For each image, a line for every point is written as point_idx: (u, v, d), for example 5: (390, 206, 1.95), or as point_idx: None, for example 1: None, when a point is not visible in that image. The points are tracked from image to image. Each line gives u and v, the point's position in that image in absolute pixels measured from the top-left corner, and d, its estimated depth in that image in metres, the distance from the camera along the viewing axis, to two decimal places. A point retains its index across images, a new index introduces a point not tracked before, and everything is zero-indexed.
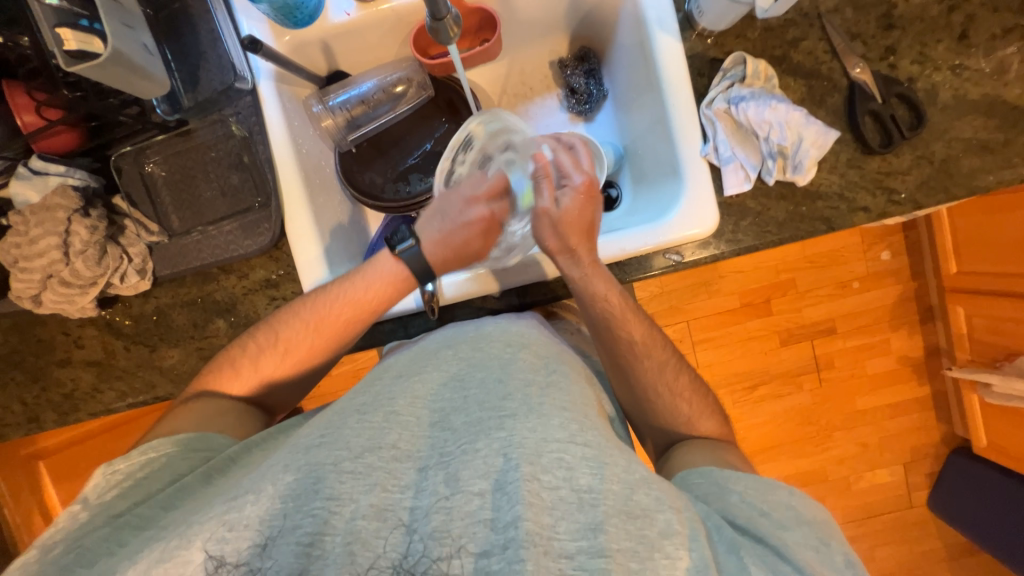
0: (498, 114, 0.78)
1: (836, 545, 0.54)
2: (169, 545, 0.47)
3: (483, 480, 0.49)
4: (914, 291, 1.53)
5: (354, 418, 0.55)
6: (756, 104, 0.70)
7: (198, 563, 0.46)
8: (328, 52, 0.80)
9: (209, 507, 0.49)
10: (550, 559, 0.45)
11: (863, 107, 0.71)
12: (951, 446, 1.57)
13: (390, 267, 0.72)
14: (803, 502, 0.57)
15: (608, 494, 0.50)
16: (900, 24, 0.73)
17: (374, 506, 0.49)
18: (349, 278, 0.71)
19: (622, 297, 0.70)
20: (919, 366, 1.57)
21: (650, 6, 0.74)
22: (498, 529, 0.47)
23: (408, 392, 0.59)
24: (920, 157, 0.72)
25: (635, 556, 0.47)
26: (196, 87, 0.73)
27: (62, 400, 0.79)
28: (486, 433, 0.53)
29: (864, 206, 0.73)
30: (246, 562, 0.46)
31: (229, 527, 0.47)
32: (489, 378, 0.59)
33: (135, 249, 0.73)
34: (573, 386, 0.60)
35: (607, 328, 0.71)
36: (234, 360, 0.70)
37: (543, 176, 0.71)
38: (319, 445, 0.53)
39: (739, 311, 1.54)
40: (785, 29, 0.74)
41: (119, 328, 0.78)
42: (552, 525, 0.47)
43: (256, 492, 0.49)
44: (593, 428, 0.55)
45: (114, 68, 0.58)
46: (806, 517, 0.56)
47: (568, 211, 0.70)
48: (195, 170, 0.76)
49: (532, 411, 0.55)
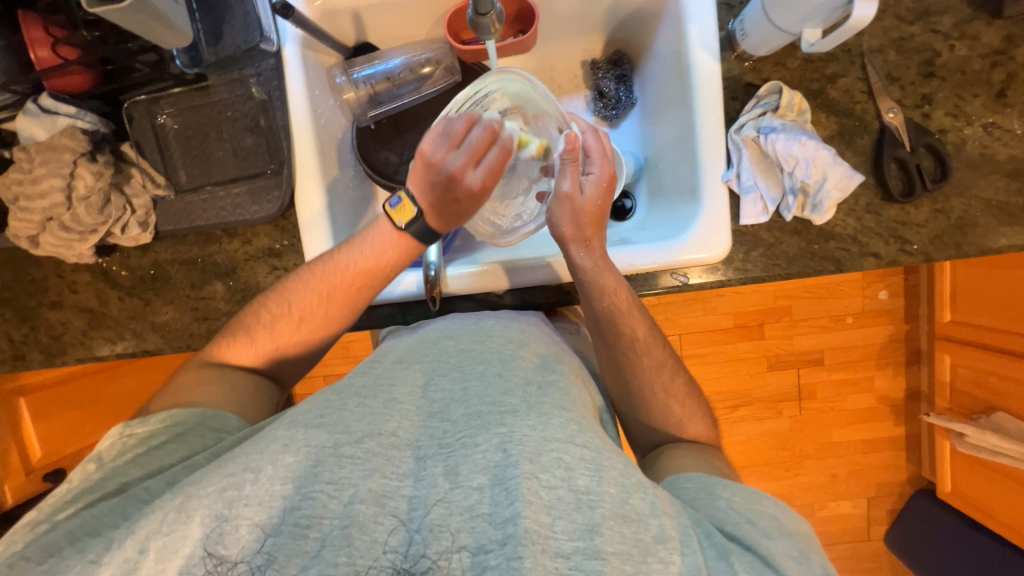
0: (521, 74, 0.72)
1: (816, 557, 0.55)
2: (166, 518, 0.47)
3: (482, 474, 0.50)
4: (904, 334, 1.55)
5: (355, 401, 0.56)
6: (786, 137, 0.70)
7: (196, 539, 0.46)
8: (358, 23, 0.78)
9: (205, 480, 0.49)
10: (546, 558, 0.46)
11: (891, 153, 0.71)
12: (915, 487, 1.61)
13: (389, 232, 0.70)
14: (787, 514, 0.58)
15: (605, 496, 0.50)
16: (940, 73, 0.72)
17: (374, 492, 0.50)
18: (355, 244, 0.69)
19: (623, 292, 0.69)
20: (898, 407, 1.59)
21: (693, 21, 0.72)
22: (496, 524, 0.47)
23: (408, 380, 0.59)
24: (938, 211, 0.72)
25: (629, 559, 0.47)
26: (219, 42, 0.70)
27: (50, 342, 0.78)
28: (486, 428, 0.53)
29: (875, 251, 0.73)
30: (248, 540, 0.47)
31: (229, 505, 0.47)
32: (489, 371, 0.59)
33: (139, 201, 0.72)
34: (572, 386, 0.60)
35: (610, 324, 0.70)
36: (249, 328, 0.69)
37: (568, 158, 0.69)
38: (319, 425, 0.53)
39: (731, 331, 1.55)
40: (825, 62, 0.73)
41: (115, 278, 0.77)
42: (549, 524, 0.48)
43: (255, 471, 0.49)
44: (590, 430, 0.55)
45: (137, 14, 0.56)
46: (788, 527, 0.56)
47: (588, 199, 0.69)
48: (208, 128, 0.74)
49: (533, 408, 0.55)
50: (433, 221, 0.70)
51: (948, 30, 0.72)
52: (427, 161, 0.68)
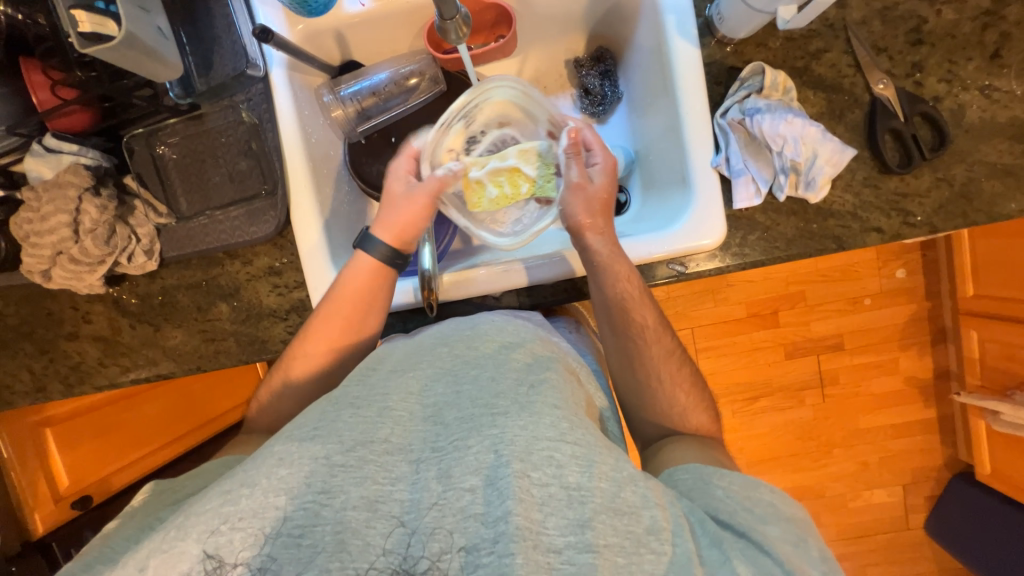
0: (524, 85, 0.73)
1: (813, 541, 0.53)
2: (166, 537, 0.48)
3: (474, 476, 0.51)
4: (926, 312, 1.50)
5: (348, 411, 0.55)
6: (772, 116, 0.68)
7: (195, 557, 0.46)
8: (341, 42, 0.80)
9: (206, 498, 0.50)
10: (538, 553, 0.47)
11: (884, 125, 0.69)
12: (952, 471, 1.55)
13: (359, 271, 0.70)
14: (784, 499, 0.56)
15: (596, 491, 0.50)
16: (930, 39, 0.70)
17: (366, 498, 0.50)
18: (329, 291, 0.71)
19: (634, 280, 0.68)
20: (926, 388, 1.54)
21: (670, 11, 0.72)
22: (488, 523, 0.48)
23: (403, 388, 0.59)
24: (940, 180, 0.70)
25: (622, 551, 0.48)
26: (210, 71, 0.73)
27: (69, 371, 0.81)
28: (477, 429, 0.53)
29: (877, 226, 0.71)
30: (246, 558, 0.47)
31: (226, 520, 0.48)
32: (483, 376, 0.59)
33: (143, 230, 0.74)
34: (565, 383, 0.60)
35: (622, 311, 0.68)
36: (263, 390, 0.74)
37: (571, 152, 0.71)
38: (313, 437, 0.53)
39: (744, 320, 1.52)
40: (808, 39, 0.72)
41: (125, 306, 0.79)
42: (540, 520, 0.48)
43: (251, 486, 0.50)
44: (582, 426, 0.54)
45: (128, 51, 0.58)
46: (786, 513, 0.55)
47: (599, 188, 0.70)
48: (204, 154, 0.76)
49: (524, 408, 0.54)
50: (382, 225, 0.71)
51: None
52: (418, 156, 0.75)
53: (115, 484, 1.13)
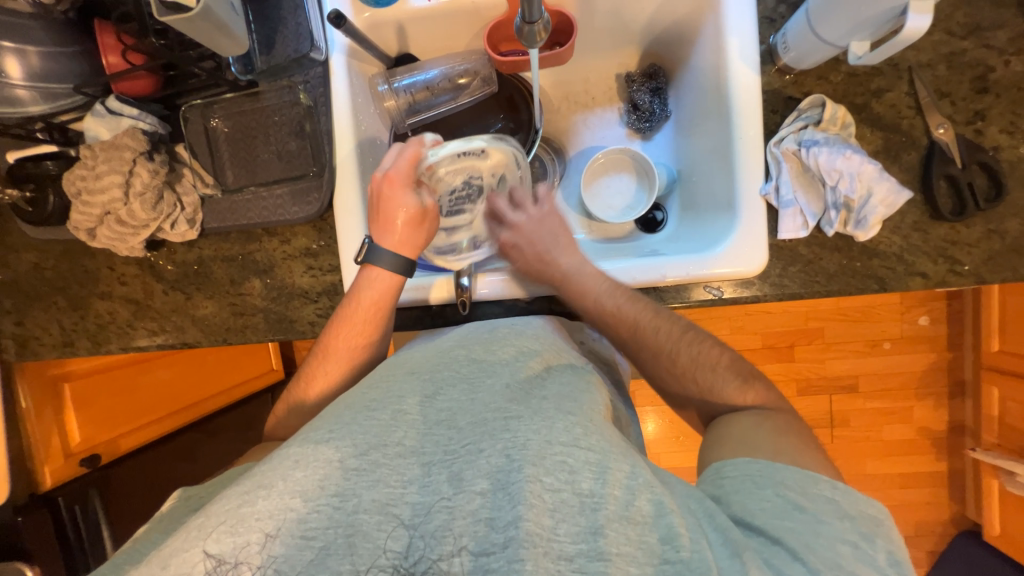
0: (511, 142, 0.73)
1: (880, 541, 0.51)
2: (187, 535, 0.48)
3: (484, 479, 0.50)
4: (947, 363, 1.47)
5: (364, 414, 0.55)
6: (829, 150, 0.68)
7: (202, 565, 0.46)
8: (401, 34, 0.81)
9: (224, 497, 0.50)
10: (549, 560, 0.46)
11: (940, 170, 0.68)
12: (958, 528, 1.51)
13: (372, 288, 0.70)
14: (813, 495, 0.54)
15: (609, 498, 0.49)
16: (995, 89, 0.70)
17: (378, 502, 0.50)
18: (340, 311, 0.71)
19: (615, 290, 0.70)
20: (940, 440, 1.50)
21: (734, 33, 0.72)
22: (497, 527, 0.48)
23: (416, 390, 0.58)
24: (992, 230, 0.69)
25: (634, 561, 0.47)
26: (271, 51, 0.74)
27: (97, 330, 0.82)
28: (491, 434, 0.53)
29: (923, 271, 0.70)
30: (257, 551, 0.47)
31: (240, 520, 0.47)
32: (498, 383, 0.59)
33: (189, 199, 0.75)
34: (582, 392, 0.59)
35: (599, 322, 0.71)
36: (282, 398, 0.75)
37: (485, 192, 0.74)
38: (328, 441, 0.52)
39: (761, 351, 1.50)
40: (871, 77, 0.71)
41: (161, 272, 0.80)
42: (551, 526, 0.48)
43: (268, 487, 0.49)
44: (598, 432, 0.53)
45: (201, 23, 0.60)
46: (848, 510, 0.53)
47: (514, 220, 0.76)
48: (256, 131, 0.77)
49: (538, 413, 0.54)
50: (398, 239, 0.69)
51: (1003, 45, 0.69)
52: (416, 164, 0.68)
53: (123, 447, 1.09)
